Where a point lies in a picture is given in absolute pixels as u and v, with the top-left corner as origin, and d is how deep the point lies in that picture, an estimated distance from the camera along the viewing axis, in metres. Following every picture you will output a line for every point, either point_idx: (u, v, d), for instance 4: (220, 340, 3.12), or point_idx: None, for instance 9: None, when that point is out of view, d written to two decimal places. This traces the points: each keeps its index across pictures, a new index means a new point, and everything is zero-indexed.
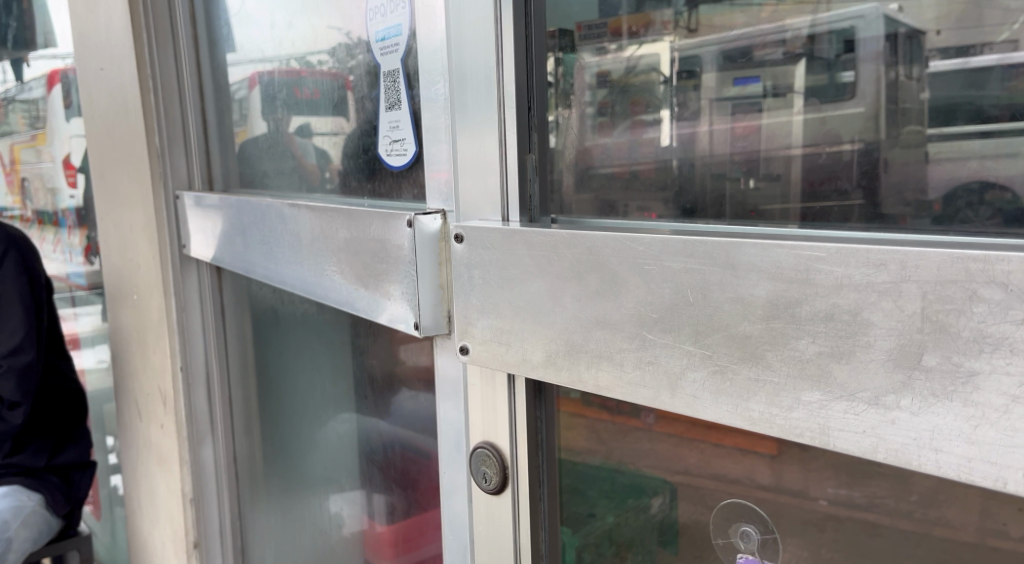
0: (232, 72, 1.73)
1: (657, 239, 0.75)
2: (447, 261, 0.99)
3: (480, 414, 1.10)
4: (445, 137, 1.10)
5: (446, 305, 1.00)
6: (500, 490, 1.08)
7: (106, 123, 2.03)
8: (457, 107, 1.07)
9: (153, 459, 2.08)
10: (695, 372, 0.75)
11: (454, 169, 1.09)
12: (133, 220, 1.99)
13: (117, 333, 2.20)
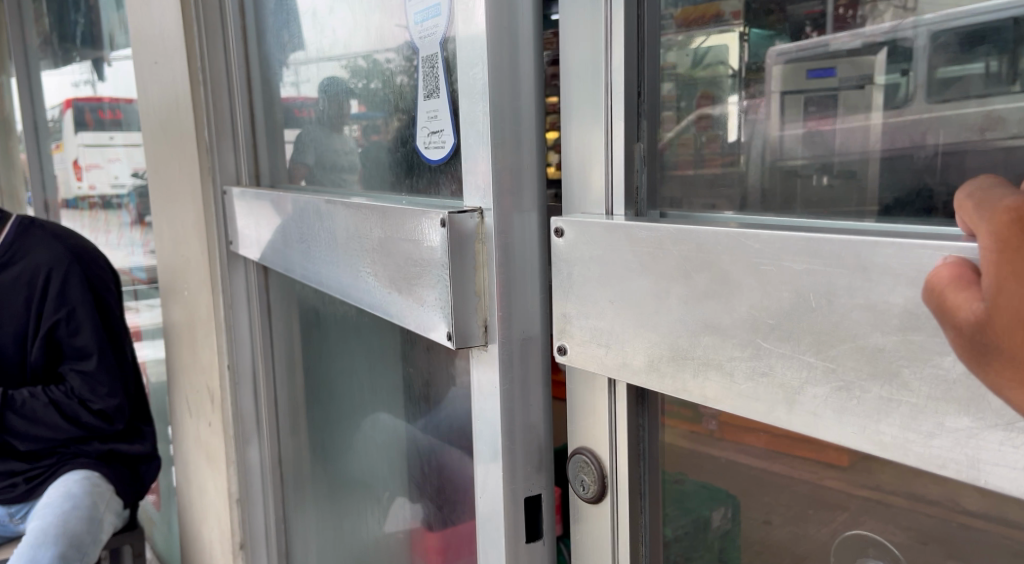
0: (280, 65, 1.67)
1: (775, 236, 0.66)
2: (485, 263, 0.91)
3: (577, 419, 0.98)
4: (510, 132, 0.91)
5: (482, 311, 0.92)
6: (597, 499, 0.97)
7: (159, 117, 2.01)
8: (536, 105, 0.93)
9: (201, 457, 2.06)
10: (814, 387, 0.66)
11: (525, 173, 0.92)
12: (184, 216, 1.97)
13: (170, 327, 2.18)
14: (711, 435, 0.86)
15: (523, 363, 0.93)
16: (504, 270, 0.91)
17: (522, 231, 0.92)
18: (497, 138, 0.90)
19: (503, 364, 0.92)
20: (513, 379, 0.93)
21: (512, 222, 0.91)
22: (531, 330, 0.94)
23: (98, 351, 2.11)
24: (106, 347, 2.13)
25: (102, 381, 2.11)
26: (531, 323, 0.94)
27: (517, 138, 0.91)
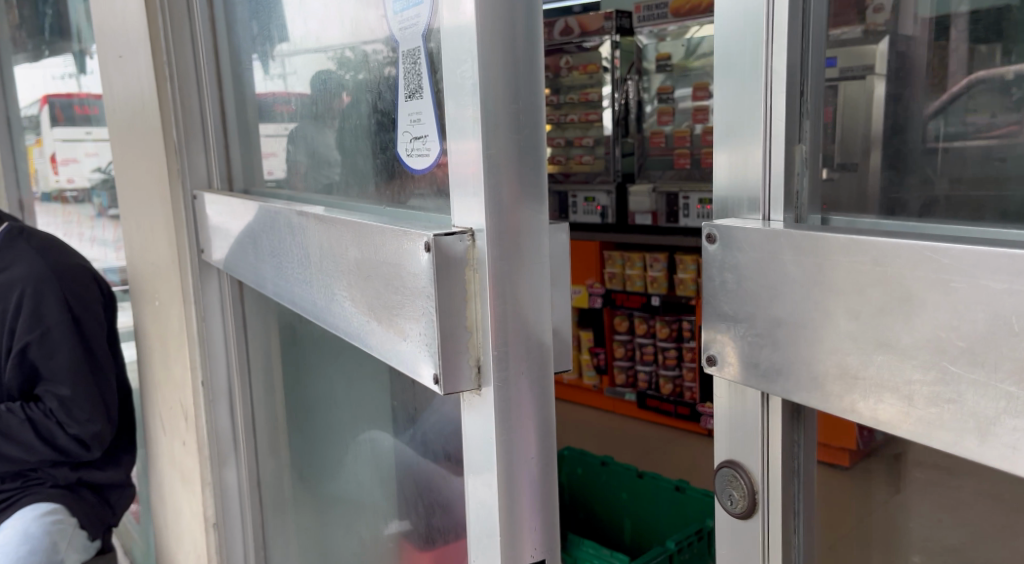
0: (247, 55, 1.52)
1: (971, 248, 0.52)
2: (478, 292, 0.72)
3: (719, 427, 0.78)
4: (508, 136, 0.71)
5: (474, 352, 0.73)
6: (747, 516, 0.76)
7: (125, 115, 1.89)
8: (537, 100, 0.72)
9: (176, 478, 1.93)
10: (1015, 420, 0.51)
11: (529, 184, 0.72)
12: (153, 220, 1.84)
13: (142, 337, 2.05)
14: (883, 458, 0.69)
15: (524, 417, 0.74)
16: (503, 301, 0.72)
17: (525, 252, 0.73)
18: (493, 146, 0.71)
19: (500, 420, 0.73)
20: (513, 437, 0.74)
21: (511, 243, 0.72)
22: (539, 374, 0.74)
23: (75, 377, 1.95)
24: (85, 375, 1.97)
25: (80, 406, 1.96)
26: (535, 366, 0.74)
27: (517, 143, 0.72)
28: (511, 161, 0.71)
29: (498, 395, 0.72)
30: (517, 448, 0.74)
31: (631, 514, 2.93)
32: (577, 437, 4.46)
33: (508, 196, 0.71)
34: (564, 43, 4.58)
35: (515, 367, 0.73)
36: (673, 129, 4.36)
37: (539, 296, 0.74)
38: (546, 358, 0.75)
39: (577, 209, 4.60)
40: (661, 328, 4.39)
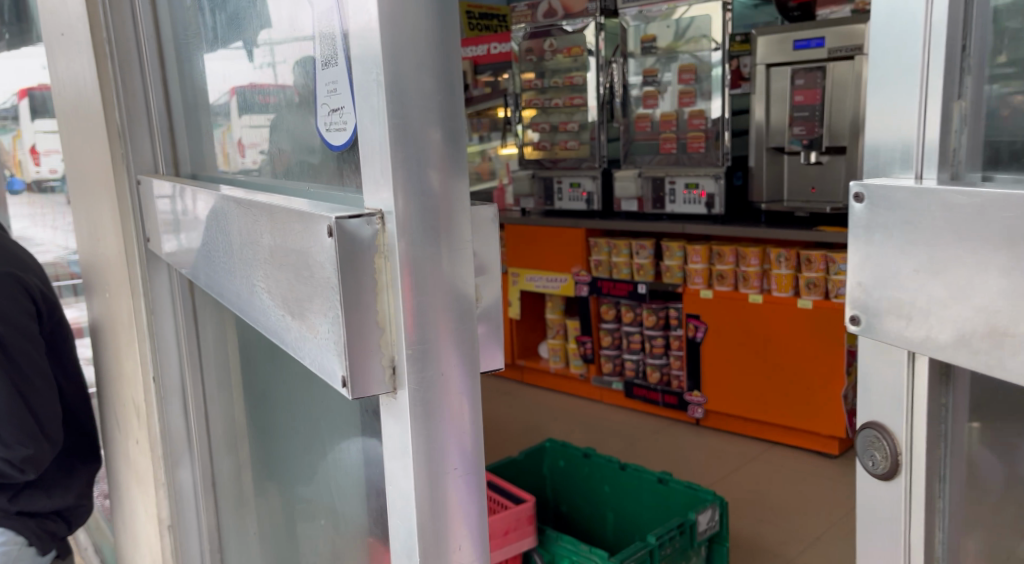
0: (184, 33, 1.43)
1: None
2: (391, 284, 0.63)
3: (870, 393, 0.82)
4: (420, 102, 0.62)
5: (389, 352, 0.64)
6: (890, 476, 0.81)
7: (71, 99, 1.80)
8: (456, 63, 0.63)
9: (132, 479, 1.85)
10: None
11: (446, 159, 0.63)
12: (101, 209, 1.76)
13: (98, 330, 1.97)
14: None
15: (447, 424, 0.65)
16: (420, 293, 0.63)
17: (446, 237, 0.64)
18: (401, 115, 0.61)
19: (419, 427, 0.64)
20: (436, 446, 0.65)
21: (426, 226, 0.63)
22: (464, 375, 0.66)
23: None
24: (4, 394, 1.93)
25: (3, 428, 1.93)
26: (461, 366, 0.66)
27: (431, 110, 0.62)
28: (424, 132, 0.62)
29: (417, 398, 0.64)
30: (441, 458, 0.65)
31: (613, 507, 2.86)
32: (564, 428, 4.41)
33: (421, 173, 0.62)
34: (548, 25, 4.49)
35: (437, 368, 0.64)
36: (659, 113, 4.22)
37: (462, 285, 0.65)
38: (473, 356, 0.66)
39: (563, 194, 4.60)
40: (648, 316, 4.29)
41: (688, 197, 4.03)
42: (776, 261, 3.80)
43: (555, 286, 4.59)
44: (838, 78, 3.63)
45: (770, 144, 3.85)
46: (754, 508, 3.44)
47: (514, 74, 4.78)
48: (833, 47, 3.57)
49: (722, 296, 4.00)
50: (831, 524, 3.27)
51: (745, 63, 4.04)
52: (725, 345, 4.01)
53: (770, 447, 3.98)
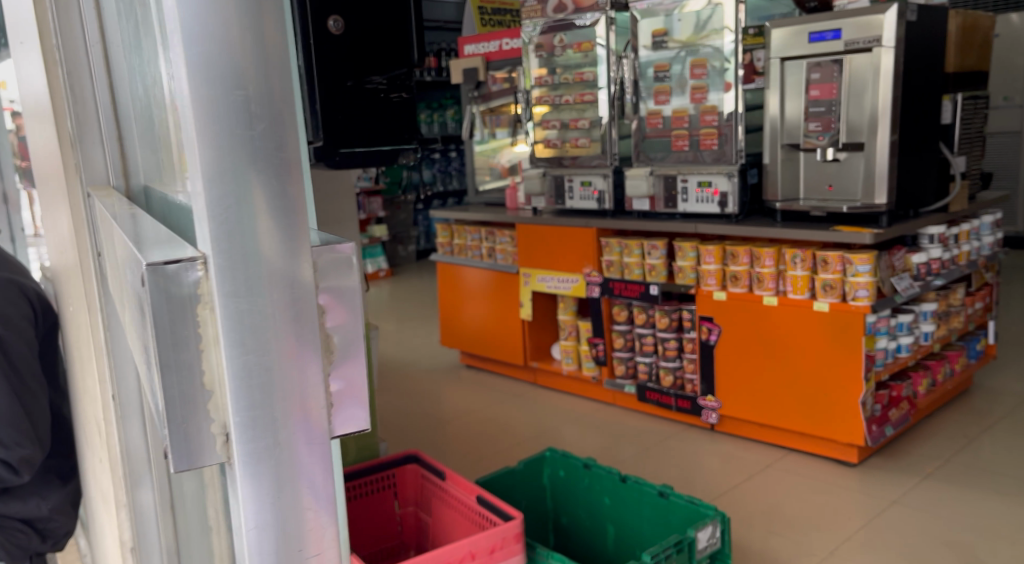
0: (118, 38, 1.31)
1: None
2: (218, 338, 0.59)
3: None
4: (241, 131, 0.58)
5: (219, 414, 0.60)
6: None
7: (32, 107, 1.74)
8: (281, 91, 0.59)
9: (99, 499, 1.80)
10: None
11: (276, 195, 0.59)
12: (59, 221, 1.70)
13: (67, 342, 1.91)
14: None
15: (293, 489, 0.62)
16: (249, 348, 0.59)
17: (279, 288, 0.60)
18: (219, 147, 0.57)
19: (258, 491, 0.61)
20: (278, 512, 0.62)
21: (255, 275, 0.59)
22: (305, 437, 0.62)
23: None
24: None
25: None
26: (306, 426, 0.62)
27: (255, 140, 0.58)
28: (246, 165, 0.58)
29: (253, 463, 0.61)
30: (285, 523, 0.62)
31: (614, 519, 2.77)
32: (575, 431, 4.32)
33: (243, 212, 0.58)
34: (558, 19, 4.40)
35: (276, 427, 0.61)
36: (670, 110, 4.09)
37: (301, 340, 0.61)
38: (318, 412, 0.63)
39: (573, 193, 4.53)
40: (661, 318, 4.17)
41: (701, 196, 3.93)
42: (791, 262, 3.67)
43: (566, 286, 4.55)
44: (856, 71, 3.47)
45: (784, 139, 3.73)
46: (767, 517, 3.33)
47: (525, 71, 4.67)
48: (850, 39, 3.41)
49: (736, 298, 3.87)
50: (847, 536, 3.14)
51: (760, 57, 3.90)
52: (738, 348, 3.89)
53: (786, 454, 3.86)
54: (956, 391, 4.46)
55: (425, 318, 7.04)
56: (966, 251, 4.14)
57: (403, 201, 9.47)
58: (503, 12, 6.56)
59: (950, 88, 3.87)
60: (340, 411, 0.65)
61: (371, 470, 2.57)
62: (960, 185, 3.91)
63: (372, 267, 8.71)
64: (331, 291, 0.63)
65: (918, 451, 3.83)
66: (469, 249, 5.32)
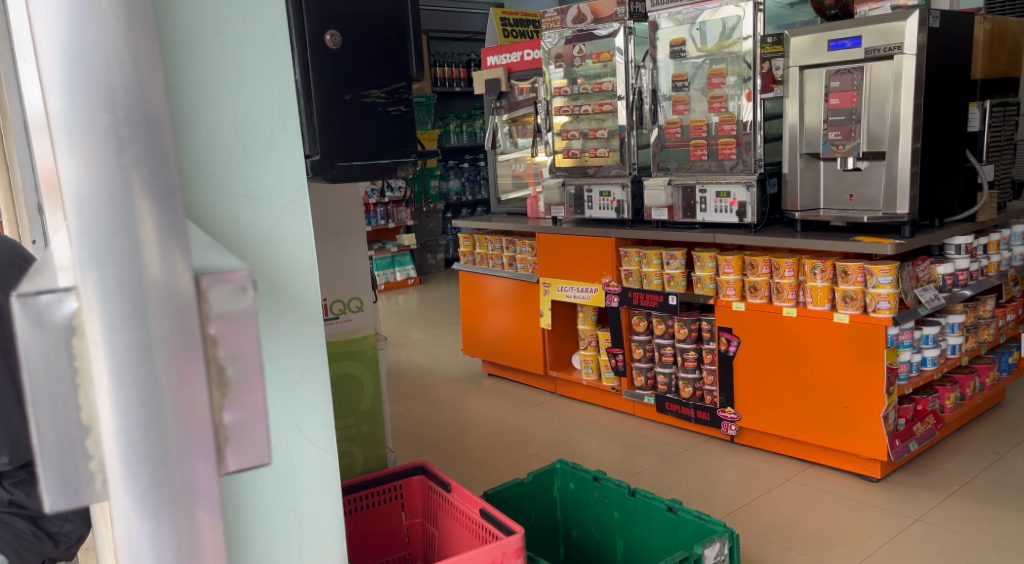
0: None
1: None
2: (92, 378, 0.58)
3: None
4: (115, 156, 0.57)
5: (97, 452, 0.58)
6: None
7: None
8: (162, 120, 0.59)
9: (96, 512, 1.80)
10: None
11: (162, 222, 0.59)
12: None
13: None
14: None
15: (189, 518, 0.61)
16: (130, 386, 0.58)
17: (164, 311, 0.59)
18: (97, 172, 0.57)
19: (150, 531, 0.59)
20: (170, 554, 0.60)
21: (140, 309, 0.58)
22: (194, 485, 0.61)
23: None
24: None
25: None
26: (201, 458, 0.61)
27: (130, 165, 0.58)
28: (130, 191, 0.58)
29: (146, 498, 0.59)
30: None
31: (624, 534, 2.74)
32: (594, 441, 4.28)
33: (129, 240, 0.58)
34: (578, 30, 4.42)
35: (164, 464, 0.59)
36: (690, 118, 4.06)
37: (188, 380, 0.60)
38: (213, 452, 0.62)
39: (593, 203, 4.54)
40: (679, 329, 4.14)
41: (719, 206, 3.91)
42: (811, 273, 3.62)
43: (586, 296, 4.57)
44: (877, 78, 3.41)
45: (804, 148, 3.68)
46: (785, 533, 3.26)
47: (545, 81, 4.70)
48: (870, 47, 3.36)
49: (755, 309, 3.82)
50: (867, 554, 3.06)
51: (778, 65, 3.75)
52: (757, 359, 3.83)
53: (807, 468, 3.78)
54: (986, 405, 4.34)
55: (450, 326, 7.06)
56: (996, 262, 4.03)
57: (432, 211, 9.35)
58: (525, 23, 6.69)
59: (978, 96, 3.77)
60: (236, 446, 0.63)
61: (377, 481, 2.56)
62: (988, 195, 3.81)
63: (400, 274, 8.77)
64: (223, 313, 0.62)
65: (944, 467, 3.73)
66: (491, 258, 5.32)
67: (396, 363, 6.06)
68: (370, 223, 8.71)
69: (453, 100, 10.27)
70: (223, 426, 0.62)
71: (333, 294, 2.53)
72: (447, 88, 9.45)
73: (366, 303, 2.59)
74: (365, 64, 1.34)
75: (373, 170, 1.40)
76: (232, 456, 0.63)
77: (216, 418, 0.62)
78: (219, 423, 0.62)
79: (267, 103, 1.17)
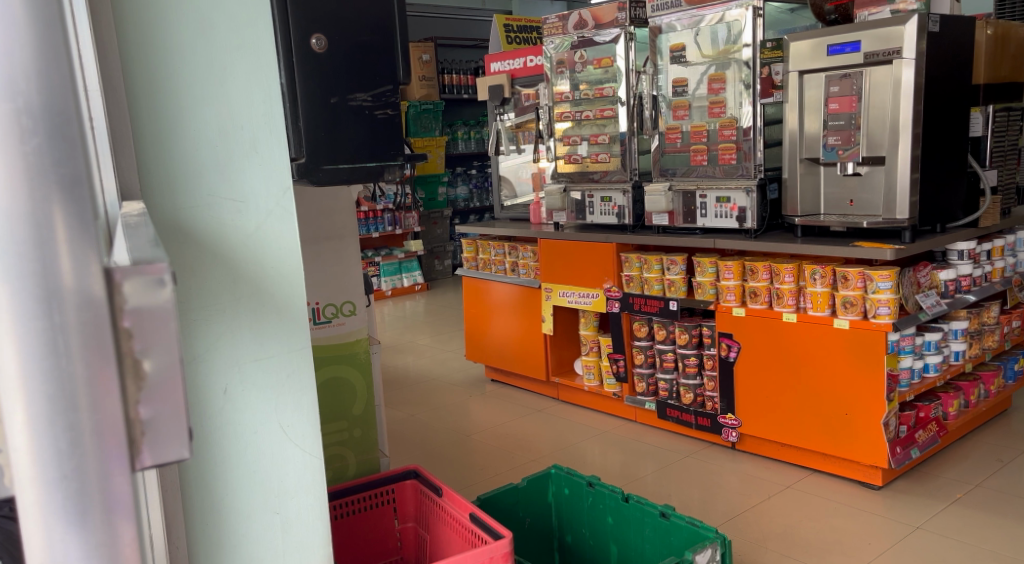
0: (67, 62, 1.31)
1: None
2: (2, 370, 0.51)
3: None
4: (16, 148, 0.49)
5: (3, 446, 0.51)
6: None
7: None
8: (70, 90, 0.51)
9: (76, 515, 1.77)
10: None
11: (74, 210, 0.50)
12: None
13: None
14: None
15: (108, 526, 0.52)
16: (39, 380, 0.50)
17: (71, 307, 0.50)
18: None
19: (61, 533, 0.51)
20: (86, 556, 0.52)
21: (47, 296, 0.50)
22: (112, 486, 0.52)
23: None
24: None
25: None
26: (113, 460, 0.52)
27: (34, 160, 0.50)
28: (38, 183, 0.50)
29: (54, 494, 0.51)
30: None
31: (617, 539, 2.73)
32: (595, 447, 4.26)
33: (38, 230, 0.50)
34: (580, 36, 4.44)
35: (71, 459, 0.51)
36: (689, 124, 4.05)
37: (100, 368, 0.51)
38: (130, 452, 0.53)
39: (594, 208, 4.56)
40: (680, 335, 4.12)
41: (720, 211, 3.91)
42: (811, 278, 3.60)
43: (586, 301, 4.56)
44: (876, 84, 3.40)
45: (803, 153, 3.67)
46: (784, 541, 3.23)
47: (547, 88, 4.73)
48: (870, 51, 3.35)
49: (755, 314, 3.80)
50: None
51: (778, 70, 3.79)
52: (759, 365, 3.81)
53: (808, 475, 3.76)
54: (992, 413, 4.30)
55: (455, 332, 7.07)
56: (999, 268, 3.99)
57: (439, 217, 9.41)
58: (528, 29, 6.72)
59: (981, 100, 3.75)
60: (152, 443, 0.53)
61: (368, 486, 2.56)
62: (990, 200, 3.78)
63: (407, 280, 8.81)
64: (138, 308, 0.51)
65: (947, 475, 3.69)
66: (493, 263, 5.33)
67: (401, 368, 6.07)
68: (377, 229, 8.69)
69: (462, 106, 10.33)
70: (138, 422, 0.53)
71: (326, 298, 2.54)
72: (455, 95, 9.49)
73: (359, 307, 2.60)
74: (351, 68, 1.33)
75: (358, 173, 1.36)
76: (149, 452, 0.53)
77: (129, 413, 0.52)
78: (134, 418, 0.53)
79: (251, 106, 1.21)
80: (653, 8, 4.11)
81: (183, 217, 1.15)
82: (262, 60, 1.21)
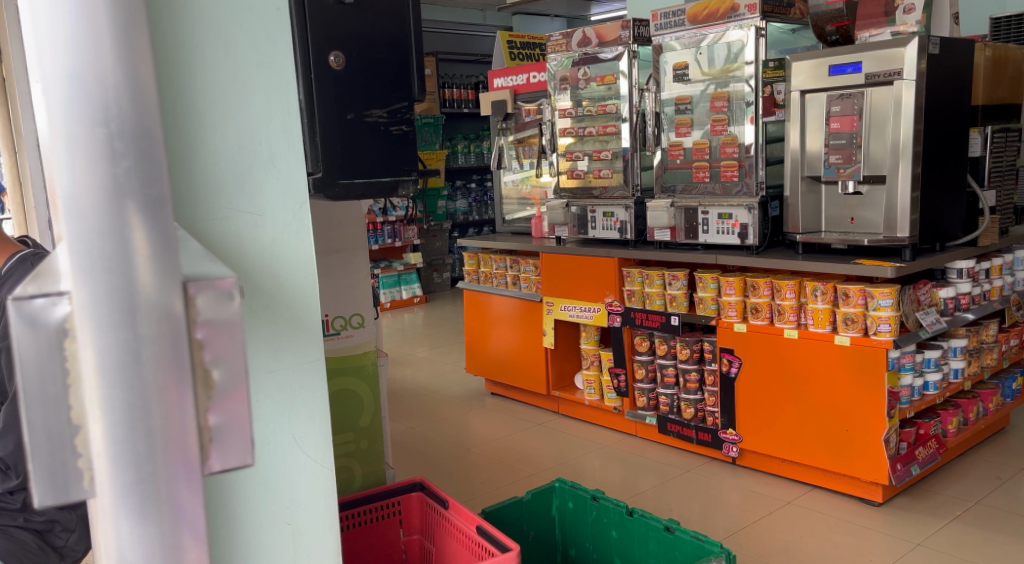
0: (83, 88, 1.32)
1: None
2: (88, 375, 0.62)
3: None
4: (106, 167, 0.62)
5: (85, 451, 0.62)
6: None
7: None
8: (151, 114, 0.64)
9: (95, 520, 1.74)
10: None
11: (153, 227, 0.63)
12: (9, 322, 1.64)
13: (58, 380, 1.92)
14: None
15: (174, 532, 0.64)
16: (124, 387, 0.62)
17: (151, 318, 0.63)
18: (92, 180, 0.61)
19: (134, 528, 0.63)
20: (156, 547, 0.64)
21: (131, 305, 0.62)
22: (179, 484, 0.64)
23: None
24: None
25: None
26: (180, 470, 0.64)
27: (122, 177, 0.62)
28: (125, 200, 0.62)
29: (129, 492, 0.63)
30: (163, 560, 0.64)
31: (622, 553, 2.73)
32: (595, 460, 4.29)
33: (120, 244, 0.62)
34: (582, 53, 4.49)
35: (146, 464, 0.63)
36: (691, 141, 4.09)
37: (183, 376, 0.64)
38: (196, 459, 0.65)
39: (596, 223, 4.59)
40: (681, 349, 4.15)
41: (721, 228, 3.95)
42: (812, 295, 3.63)
43: (588, 315, 4.60)
44: (878, 104, 3.45)
45: (805, 172, 3.71)
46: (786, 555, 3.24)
47: (551, 103, 4.78)
48: (871, 72, 3.40)
49: (757, 330, 3.83)
50: None
51: (780, 89, 3.84)
52: (759, 382, 3.83)
53: (808, 491, 3.78)
54: (991, 431, 4.33)
55: (455, 345, 7.09)
56: (998, 287, 4.03)
57: (438, 230, 9.43)
58: (532, 46, 6.79)
59: (981, 121, 3.80)
60: (220, 449, 0.67)
61: (374, 498, 2.57)
62: (990, 220, 3.81)
63: (406, 292, 8.81)
64: (208, 320, 0.66)
65: (946, 492, 3.71)
66: (495, 277, 5.36)
67: (401, 380, 6.08)
68: (377, 241, 8.70)
69: (462, 120, 10.40)
70: (207, 429, 0.66)
71: (335, 310, 2.56)
72: (456, 109, 9.54)
73: (367, 320, 2.62)
74: (370, 89, 1.36)
75: (373, 188, 1.40)
76: (217, 457, 0.66)
77: (201, 422, 0.66)
78: (204, 426, 0.66)
79: (274, 123, 1.23)
80: (655, 27, 4.16)
81: (199, 228, 1.16)
82: (284, 77, 1.24)
